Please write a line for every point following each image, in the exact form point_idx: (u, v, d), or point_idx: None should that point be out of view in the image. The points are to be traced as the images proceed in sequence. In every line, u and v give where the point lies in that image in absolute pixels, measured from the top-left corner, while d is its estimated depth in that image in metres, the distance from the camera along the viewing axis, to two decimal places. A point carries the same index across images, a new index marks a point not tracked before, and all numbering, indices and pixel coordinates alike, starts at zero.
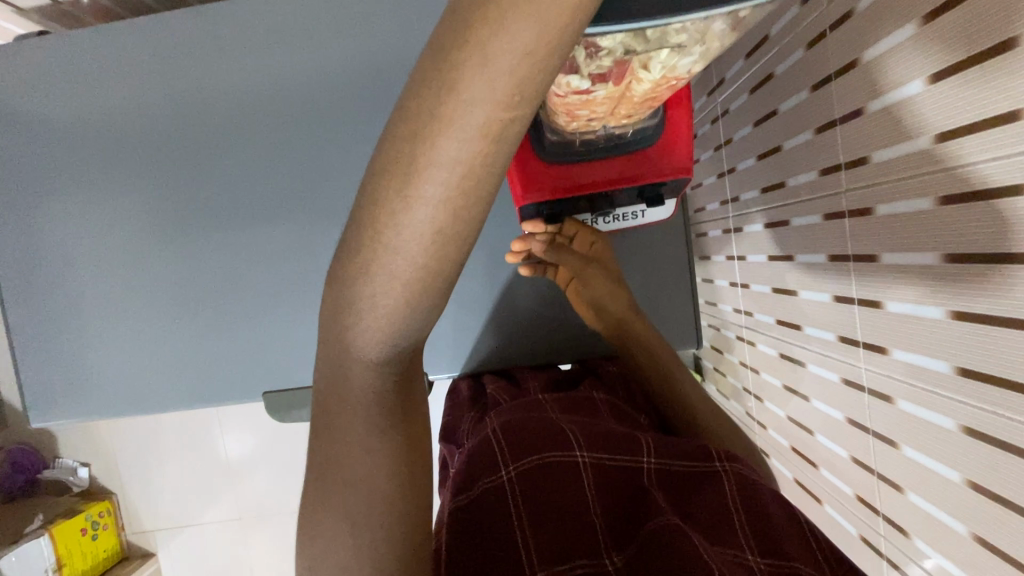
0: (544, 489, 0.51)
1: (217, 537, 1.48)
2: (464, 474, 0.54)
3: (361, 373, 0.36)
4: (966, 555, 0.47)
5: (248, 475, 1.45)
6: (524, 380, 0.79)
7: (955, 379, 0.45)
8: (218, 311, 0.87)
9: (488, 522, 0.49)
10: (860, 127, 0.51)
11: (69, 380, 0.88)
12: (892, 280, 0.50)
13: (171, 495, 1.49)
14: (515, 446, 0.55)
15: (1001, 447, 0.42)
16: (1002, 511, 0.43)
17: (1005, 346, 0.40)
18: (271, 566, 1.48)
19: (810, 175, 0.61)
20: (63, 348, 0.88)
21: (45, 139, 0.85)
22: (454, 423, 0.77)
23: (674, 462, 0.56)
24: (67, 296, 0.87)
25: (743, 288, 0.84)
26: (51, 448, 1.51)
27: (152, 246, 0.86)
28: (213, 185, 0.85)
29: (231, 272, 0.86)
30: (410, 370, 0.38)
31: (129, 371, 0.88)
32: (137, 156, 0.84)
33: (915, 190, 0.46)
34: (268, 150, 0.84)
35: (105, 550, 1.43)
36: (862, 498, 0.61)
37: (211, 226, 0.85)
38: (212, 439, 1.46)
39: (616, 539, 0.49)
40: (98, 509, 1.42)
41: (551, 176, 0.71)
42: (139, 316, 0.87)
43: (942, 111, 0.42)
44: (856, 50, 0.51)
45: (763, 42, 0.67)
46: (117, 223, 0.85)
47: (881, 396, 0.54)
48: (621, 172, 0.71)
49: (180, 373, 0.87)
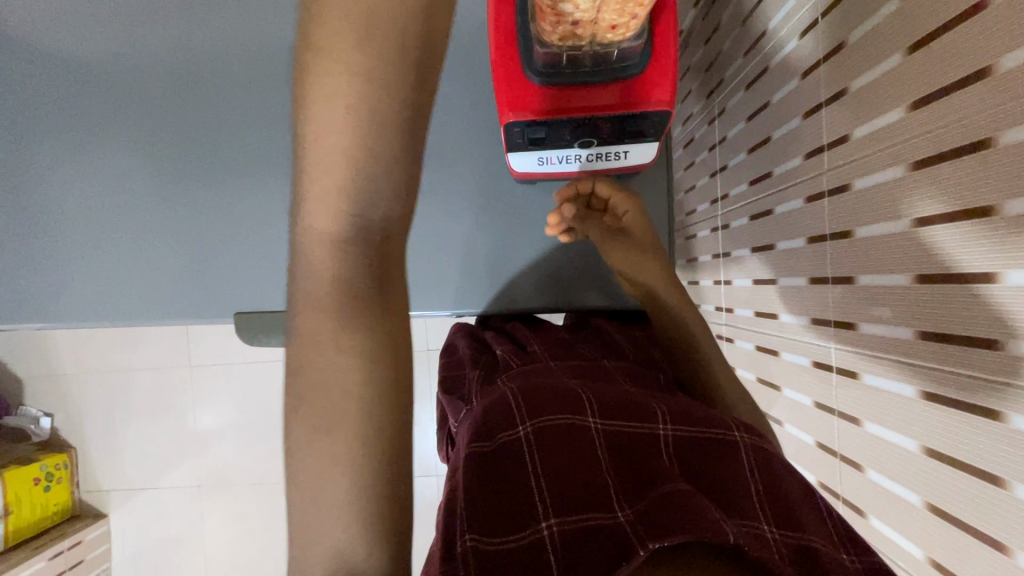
0: (562, 449, 0.47)
1: (175, 500, 1.44)
2: (480, 426, 0.50)
3: (326, 257, 0.33)
4: (920, 528, 0.47)
5: (214, 439, 1.42)
6: (527, 341, 0.73)
7: (915, 343, 0.45)
8: (203, 250, 0.85)
9: (504, 478, 0.45)
10: (843, 108, 0.51)
11: (43, 311, 0.86)
12: (866, 258, 0.49)
13: (132, 454, 1.45)
14: (534, 404, 0.51)
15: (957, 406, 0.42)
16: (954, 473, 0.43)
17: (961, 306, 0.40)
18: (225, 535, 1.43)
19: (796, 160, 0.60)
20: (43, 277, 0.86)
21: (48, 67, 0.84)
22: (458, 379, 0.73)
23: (691, 430, 0.49)
24: (53, 223, 0.85)
25: (725, 284, 0.84)
26: (15, 396, 1.47)
27: (145, 181, 0.85)
28: (212, 126, 0.85)
29: (220, 211, 0.85)
30: (383, 264, 0.35)
31: (108, 303, 0.86)
32: (144, 88, 0.84)
33: (888, 159, 0.45)
34: (267, 97, 0.85)
35: (56, 504, 1.38)
36: (824, 484, 0.61)
37: (204, 167, 0.85)
38: (178, 398, 1.42)
39: (628, 494, 0.43)
40: (54, 460, 1.38)
41: (536, 95, 0.66)
42: (126, 248, 0.86)
43: (914, 78, 0.42)
44: (844, 33, 0.51)
45: (762, 37, 0.67)
46: (116, 156, 0.85)
47: (847, 373, 0.54)
48: (619, 100, 0.65)
49: (163, 308, 0.86)
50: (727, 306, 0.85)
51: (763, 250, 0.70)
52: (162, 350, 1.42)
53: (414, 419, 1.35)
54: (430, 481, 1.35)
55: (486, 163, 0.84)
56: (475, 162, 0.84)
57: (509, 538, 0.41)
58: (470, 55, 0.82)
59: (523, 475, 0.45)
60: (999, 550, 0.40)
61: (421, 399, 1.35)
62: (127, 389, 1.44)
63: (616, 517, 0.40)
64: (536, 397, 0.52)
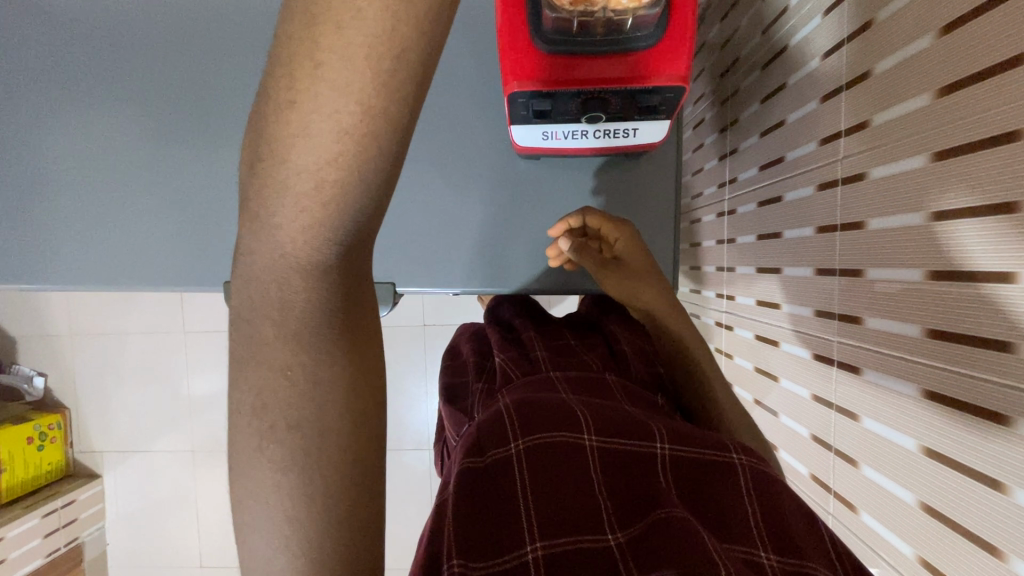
0: (553, 467, 0.44)
1: (167, 465, 1.45)
2: (473, 440, 0.47)
3: (272, 263, 0.26)
4: (914, 527, 0.46)
5: (206, 406, 1.42)
6: (529, 346, 0.68)
7: (922, 342, 0.43)
8: (196, 215, 0.83)
9: (492, 500, 0.42)
10: (865, 90, 0.49)
11: (29, 271, 0.83)
12: (877, 252, 0.47)
13: (125, 418, 1.45)
14: (529, 418, 0.48)
15: (964, 410, 0.40)
16: (954, 476, 0.42)
17: (971, 309, 0.39)
18: (215, 502, 1.44)
19: (810, 146, 0.58)
20: (28, 238, 0.83)
21: (31, 15, 0.80)
22: (458, 387, 0.72)
23: (688, 449, 0.48)
24: (35, 182, 0.82)
25: (728, 271, 0.83)
26: (9, 354, 1.46)
27: (135, 141, 0.81)
28: (200, 84, 0.80)
29: (211, 175, 0.82)
30: (356, 270, 0.28)
31: (94, 267, 0.84)
32: (134, 41, 0.80)
33: (909, 150, 0.43)
34: (263, 55, 0.80)
35: (48, 463, 1.39)
36: (816, 478, 0.61)
37: (192, 128, 0.81)
38: (172, 364, 1.42)
39: (621, 516, 0.43)
40: (47, 420, 1.38)
41: (543, 64, 0.62)
42: (112, 211, 0.83)
43: (946, 65, 0.40)
44: (872, 11, 0.48)
45: (782, 15, 0.64)
46: (99, 113, 0.81)
47: (848, 369, 0.53)
48: (628, 74, 0.62)
49: (150, 274, 0.84)
50: (728, 294, 0.84)
51: (769, 239, 0.68)
52: (157, 316, 1.41)
53: (408, 392, 1.34)
54: (421, 455, 1.35)
55: (491, 136, 0.81)
56: (479, 134, 0.81)
57: (493, 560, 0.39)
58: (479, 21, 0.79)
59: (511, 493, 0.43)
60: (992, 555, 0.39)
61: (415, 374, 1.34)
62: (120, 353, 1.43)
63: (607, 538, 0.40)
64: (532, 410, 0.49)
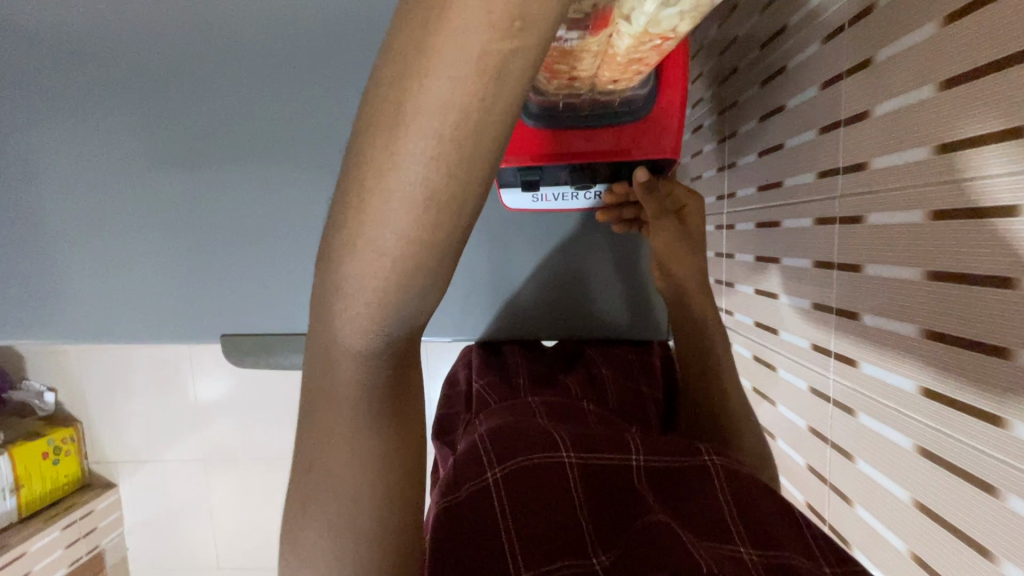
0: (533, 493, 0.48)
1: (181, 475, 1.47)
2: (452, 476, 0.51)
3: (347, 364, 0.33)
4: (901, 567, 0.49)
5: (217, 419, 1.43)
6: (512, 372, 0.75)
7: (919, 399, 0.45)
8: (203, 251, 0.86)
9: (481, 536, 0.45)
10: (864, 131, 0.49)
11: (41, 304, 0.86)
12: (871, 296, 0.49)
13: (138, 431, 1.47)
14: (505, 447, 0.52)
15: (963, 476, 0.41)
16: (943, 533, 0.44)
17: (971, 371, 0.39)
18: (230, 511, 1.47)
19: (808, 177, 0.58)
20: (36, 269, 0.85)
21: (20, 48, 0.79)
22: (452, 418, 0.75)
23: (664, 459, 0.52)
24: (39, 215, 0.84)
25: (727, 287, 0.84)
26: (19, 370, 1.48)
27: (139, 177, 0.83)
28: (199, 120, 0.82)
29: (218, 212, 0.85)
30: (404, 363, 0.35)
31: (105, 299, 0.87)
32: (130, 77, 0.80)
33: (909, 202, 0.44)
34: (260, 90, 0.81)
35: (65, 476, 1.42)
36: (811, 506, 0.63)
37: (196, 163, 0.83)
38: (184, 378, 1.43)
39: (603, 538, 0.45)
40: (61, 434, 1.40)
41: (535, 139, 0.68)
42: (120, 245, 0.85)
43: (946, 119, 0.40)
44: (872, 48, 0.47)
45: (781, 32, 0.63)
46: (95, 145, 0.82)
47: (845, 409, 0.54)
48: (614, 146, 0.67)
49: (164, 307, 0.88)
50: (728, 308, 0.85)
51: (767, 262, 0.69)
52: None
53: None
54: None
55: None
56: None
57: None
58: None
59: (494, 521, 0.46)
60: None
61: None
62: (128, 366, 1.44)
63: (590, 562, 0.43)
64: (507, 438, 0.53)
